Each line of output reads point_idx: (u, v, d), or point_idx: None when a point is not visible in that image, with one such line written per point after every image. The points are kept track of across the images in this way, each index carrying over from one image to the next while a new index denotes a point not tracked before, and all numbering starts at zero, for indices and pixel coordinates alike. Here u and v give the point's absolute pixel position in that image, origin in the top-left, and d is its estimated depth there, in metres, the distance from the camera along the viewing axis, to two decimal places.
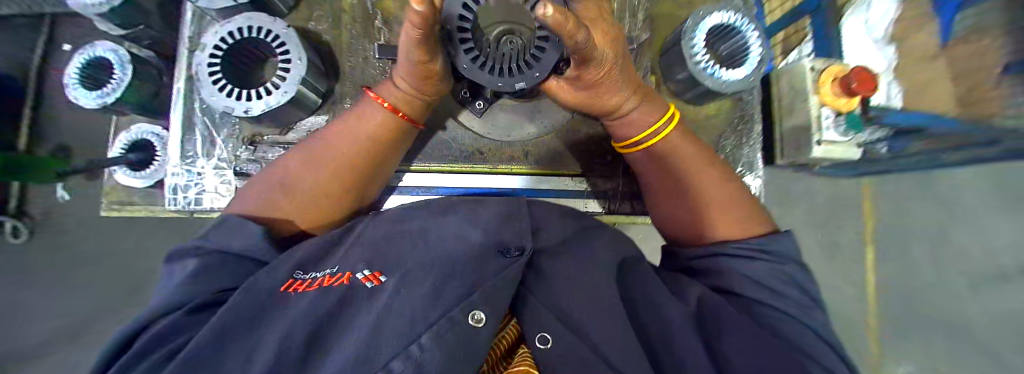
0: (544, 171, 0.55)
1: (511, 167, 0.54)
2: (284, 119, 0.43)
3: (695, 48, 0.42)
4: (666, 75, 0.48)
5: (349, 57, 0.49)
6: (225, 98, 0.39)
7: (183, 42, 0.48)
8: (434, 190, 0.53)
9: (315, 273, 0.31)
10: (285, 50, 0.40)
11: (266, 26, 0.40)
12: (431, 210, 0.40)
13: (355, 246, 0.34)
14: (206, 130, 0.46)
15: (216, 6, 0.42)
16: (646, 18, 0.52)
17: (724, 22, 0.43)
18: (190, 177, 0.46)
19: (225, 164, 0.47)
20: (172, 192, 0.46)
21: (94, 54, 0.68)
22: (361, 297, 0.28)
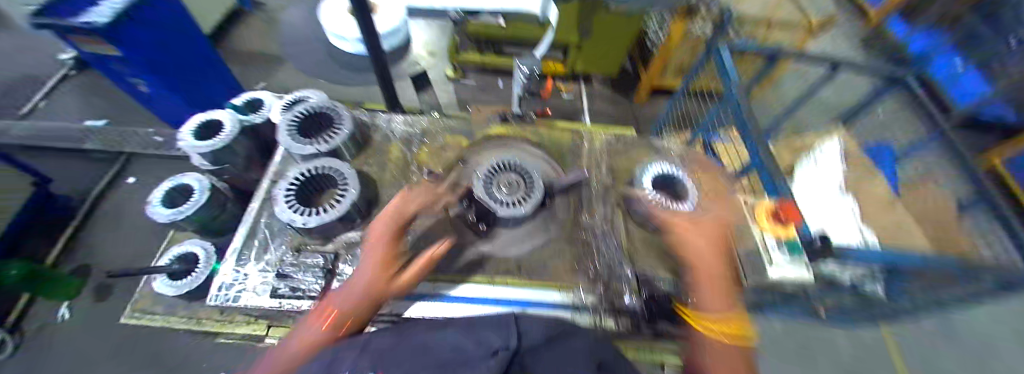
0: (539, 284, 0.57)
1: (507, 279, 0.58)
2: (329, 231, 0.55)
3: (644, 190, 0.57)
4: (629, 206, 0.62)
5: (386, 192, 0.65)
6: (289, 211, 0.52)
7: (268, 176, 0.66)
8: (441, 298, 0.56)
9: None
10: (346, 183, 0.56)
11: (335, 166, 0.58)
12: (430, 329, 0.40)
13: (365, 355, 0.35)
14: (265, 240, 0.58)
15: (301, 151, 0.61)
16: (610, 169, 0.69)
17: (664, 172, 0.60)
18: (235, 277, 0.54)
19: (269, 267, 0.55)
20: (218, 290, 0.53)
21: (180, 181, 0.86)
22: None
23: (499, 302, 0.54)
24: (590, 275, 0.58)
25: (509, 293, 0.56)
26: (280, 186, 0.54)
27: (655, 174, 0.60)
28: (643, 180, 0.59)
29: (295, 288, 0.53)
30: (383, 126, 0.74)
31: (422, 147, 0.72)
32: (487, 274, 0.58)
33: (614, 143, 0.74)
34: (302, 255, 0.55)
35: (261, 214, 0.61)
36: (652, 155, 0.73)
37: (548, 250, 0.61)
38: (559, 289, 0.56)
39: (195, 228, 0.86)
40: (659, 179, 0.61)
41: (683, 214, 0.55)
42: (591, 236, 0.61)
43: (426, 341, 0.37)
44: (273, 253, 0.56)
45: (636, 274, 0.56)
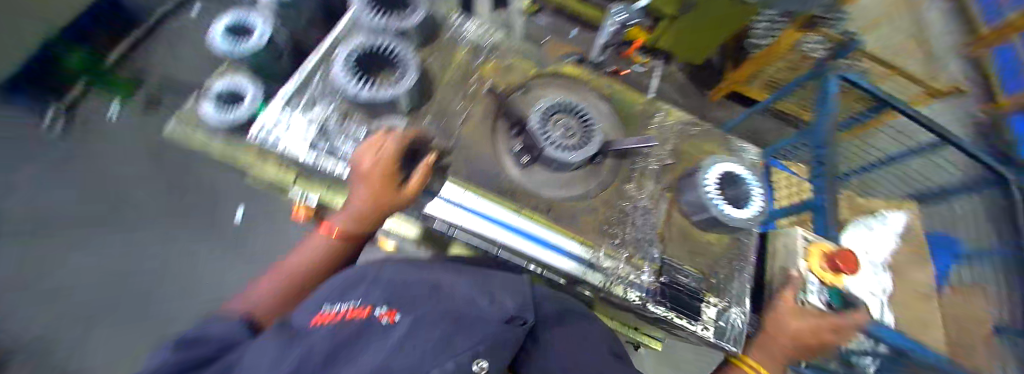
0: (563, 231, 0.54)
1: (531, 215, 0.53)
2: (378, 111, 0.54)
3: (706, 183, 0.52)
4: (680, 194, 0.57)
5: (441, 92, 0.61)
6: (348, 78, 0.51)
7: (330, 36, 0.62)
8: (461, 207, 0.51)
9: (337, 304, 0.35)
10: (406, 69, 0.53)
11: (399, 48, 0.54)
12: (450, 275, 0.44)
13: (376, 287, 0.38)
14: (313, 98, 0.57)
15: (371, 24, 0.57)
16: (674, 150, 0.64)
17: (735, 173, 0.55)
18: (279, 121, 0.54)
19: (311, 124, 0.54)
20: (259, 127, 0.53)
21: (246, 19, 0.85)
22: (378, 328, 0.29)
23: (520, 233, 0.51)
24: (614, 243, 0.55)
25: (534, 229, 0.52)
26: (345, 51, 0.52)
27: (722, 171, 0.54)
28: (708, 174, 0.53)
29: (334, 153, 0.53)
30: (455, 24, 0.68)
31: (488, 61, 0.66)
32: (514, 205, 0.54)
33: (687, 125, 0.67)
34: (348, 125, 0.55)
35: (315, 69, 0.59)
36: (723, 152, 0.66)
37: (582, 205, 0.57)
38: (580, 243, 0.53)
39: (246, 69, 0.86)
40: (726, 178, 0.55)
41: (741, 221, 0.50)
42: (631, 208, 0.57)
43: (437, 283, 0.41)
44: (317, 112, 0.55)
45: (662, 259, 0.54)
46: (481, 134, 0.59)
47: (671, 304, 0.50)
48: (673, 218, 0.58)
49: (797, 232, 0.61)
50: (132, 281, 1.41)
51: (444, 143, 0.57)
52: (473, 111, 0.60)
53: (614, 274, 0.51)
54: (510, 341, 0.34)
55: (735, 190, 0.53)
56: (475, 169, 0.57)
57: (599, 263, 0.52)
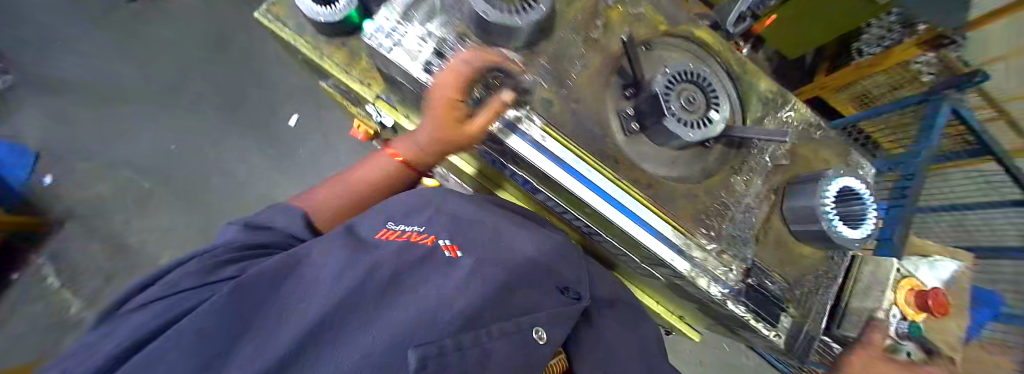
0: (654, 207, 0.51)
1: (631, 189, 0.51)
2: (500, 41, 0.48)
3: (826, 194, 0.49)
4: (787, 199, 0.54)
5: (561, 30, 0.52)
6: None
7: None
8: (562, 166, 0.49)
9: (402, 226, 0.44)
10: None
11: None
12: (516, 232, 0.48)
13: (439, 216, 0.47)
14: (432, 6, 0.49)
15: None
16: (788, 151, 0.58)
17: (853, 188, 0.50)
18: (392, 30, 0.48)
19: (429, 38, 0.49)
20: (377, 32, 0.47)
21: None
22: (442, 258, 0.37)
23: (614, 200, 0.49)
24: (700, 229, 0.53)
25: (633, 206, 0.50)
26: None
27: (848, 182, 0.50)
28: (830, 184, 0.50)
29: (442, 77, 0.47)
30: None
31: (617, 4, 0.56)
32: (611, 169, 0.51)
33: (807, 125, 0.61)
34: (460, 46, 0.49)
35: None
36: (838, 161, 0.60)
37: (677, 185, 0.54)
38: (670, 223, 0.51)
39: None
40: (848, 190, 0.51)
41: (851, 239, 0.49)
42: (729, 203, 0.55)
43: (498, 229, 0.48)
44: (429, 28, 0.49)
45: (754, 262, 0.53)
46: (593, 88, 0.53)
47: (759, 310, 0.50)
48: (768, 222, 0.56)
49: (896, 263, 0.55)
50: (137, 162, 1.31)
51: (557, 93, 0.52)
52: (592, 61, 0.53)
53: (705, 268, 0.49)
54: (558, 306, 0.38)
55: (849, 206, 0.50)
56: (580, 125, 0.52)
57: (686, 246, 0.50)
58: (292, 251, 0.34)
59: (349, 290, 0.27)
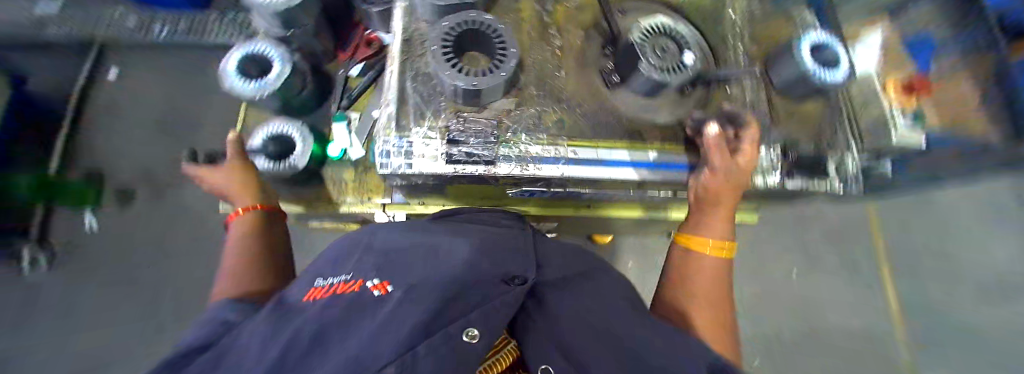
0: (678, 147, 0.62)
1: (666, 144, 0.62)
2: (487, 97, 0.56)
3: (805, 57, 0.60)
4: (790, 70, 0.63)
5: (532, 55, 0.62)
6: (457, 71, 0.52)
7: (394, 34, 0.60)
8: (603, 163, 0.58)
9: (329, 281, 0.45)
10: (504, 45, 0.54)
11: (489, 22, 0.54)
12: (449, 243, 0.51)
13: (371, 260, 0.48)
14: (417, 108, 0.57)
15: (436, 4, 0.55)
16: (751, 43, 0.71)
17: (816, 41, 0.63)
18: (399, 143, 0.55)
19: (433, 134, 0.56)
20: (384, 157, 0.54)
21: (249, 50, 0.81)
22: (368, 300, 0.36)
23: (644, 163, 0.59)
24: None
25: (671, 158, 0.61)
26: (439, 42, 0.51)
27: (812, 38, 0.61)
28: (801, 50, 0.60)
29: (471, 154, 0.56)
30: None
31: (556, 5, 0.66)
32: (632, 139, 0.61)
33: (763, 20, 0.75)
34: (466, 120, 0.57)
35: (393, 78, 0.57)
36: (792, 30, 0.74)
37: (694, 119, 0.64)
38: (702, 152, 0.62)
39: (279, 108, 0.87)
40: (817, 47, 0.63)
41: (837, 80, 0.60)
42: (742, 107, 0.65)
43: (435, 249, 0.50)
44: (431, 123, 0.56)
45: (784, 140, 0.66)
46: (586, 84, 0.63)
47: (796, 168, 0.64)
48: (776, 100, 0.69)
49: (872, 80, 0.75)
50: None
51: (561, 108, 0.61)
52: (568, 65, 0.63)
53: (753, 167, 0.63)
54: (507, 296, 0.40)
55: (820, 57, 0.62)
56: (594, 120, 0.61)
57: None
58: (224, 342, 0.35)
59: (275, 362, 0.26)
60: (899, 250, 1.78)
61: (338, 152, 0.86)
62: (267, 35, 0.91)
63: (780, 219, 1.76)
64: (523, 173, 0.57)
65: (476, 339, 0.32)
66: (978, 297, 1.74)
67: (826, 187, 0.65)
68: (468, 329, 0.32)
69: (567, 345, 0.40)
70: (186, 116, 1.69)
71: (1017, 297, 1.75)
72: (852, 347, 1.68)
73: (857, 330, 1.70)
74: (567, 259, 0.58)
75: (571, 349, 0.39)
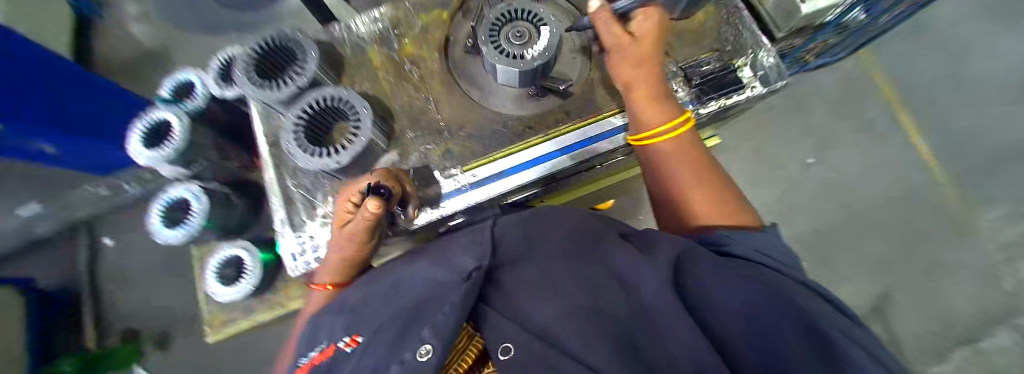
0: (588, 120, 0.60)
1: (562, 128, 0.59)
2: (365, 163, 0.54)
3: None
4: None
5: (397, 99, 0.61)
6: (315, 158, 0.50)
7: (260, 141, 0.59)
8: (505, 173, 0.57)
9: (303, 356, 0.39)
10: (355, 109, 0.52)
11: (335, 94, 0.52)
12: (412, 268, 0.45)
13: (340, 316, 0.42)
14: (305, 202, 0.56)
15: (278, 97, 0.53)
16: None
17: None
18: (301, 243, 0.55)
19: (330, 219, 0.55)
20: (293, 259, 0.55)
21: (169, 199, 0.84)
22: (341, 357, 0.34)
23: (555, 152, 0.58)
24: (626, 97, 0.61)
25: (573, 138, 0.58)
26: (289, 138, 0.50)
27: None
28: None
29: None
30: (348, 39, 0.63)
31: (402, 38, 0.64)
32: (543, 133, 0.59)
33: None
34: None
35: (272, 181, 0.56)
36: None
37: (585, 90, 0.62)
38: (608, 115, 0.60)
39: (219, 233, 0.90)
40: None
41: None
42: None
43: (396, 280, 0.45)
44: (328, 205, 0.55)
45: (682, 67, 0.61)
46: (462, 104, 0.61)
47: (705, 93, 0.59)
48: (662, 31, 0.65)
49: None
50: None
51: (445, 139, 0.59)
52: (435, 94, 0.61)
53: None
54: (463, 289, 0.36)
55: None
56: (484, 137, 0.60)
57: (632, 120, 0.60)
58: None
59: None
60: (901, 89, 1.65)
61: None
62: (174, 177, 0.91)
63: (765, 111, 1.64)
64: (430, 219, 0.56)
65: (427, 356, 0.27)
66: (999, 102, 1.62)
67: (745, 96, 0.61)
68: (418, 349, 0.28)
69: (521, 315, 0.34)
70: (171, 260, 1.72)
71: None
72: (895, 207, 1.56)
73: (893, 188, 1.58)
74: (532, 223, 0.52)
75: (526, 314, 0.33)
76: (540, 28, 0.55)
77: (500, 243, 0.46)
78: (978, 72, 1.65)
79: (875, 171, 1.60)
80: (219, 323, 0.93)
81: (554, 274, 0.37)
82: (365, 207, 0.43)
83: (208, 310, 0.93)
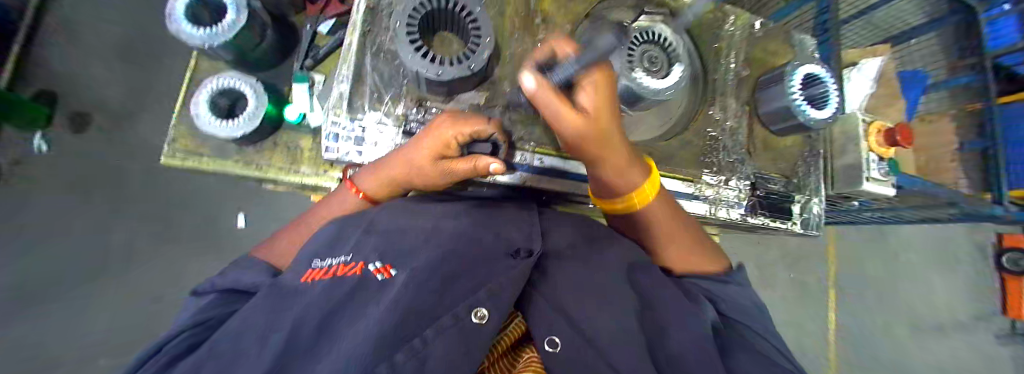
0: (661, 170, 0.61)
1: None
2: (455, 89, 0.51)
3: (792, 96, 0.60)
4: (761, 106, 0.66)
5: (509, 46, 0.58)
6: (417, 54, 0.46)
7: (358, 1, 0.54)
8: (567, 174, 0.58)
9: (324, 261, 0.38)
10: (477, 30, 0.48)
11: (463, 2, 0.47)
12: (458, 221, 0.47)
13: (370, 236, 0.41)
14: (374, 90, 0.52)
15: None
16: (746, 62, 0.69)
17: (812, 73, 0.62)
18: (354, 129, 0.52)
19: (388, 121, 0.53)
20: (332, 141, 0.51)
21: None
22: (373, 284, 0.32)
23: None
24: (701, 165, 0.63)
25: None
26: (401, 21, 0.45)
27: (805, 75, 0.61)
28: (793, 82, 0.60)
29: None
30: None
31: None
32: None
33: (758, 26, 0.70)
34: (433, 113, 0.53)
35: (352, 52, 0.52)
36: (788, 55, 0.72)
37: (668, 140, 0.63)
38: (679, 176, 0.62)
39: (234, 57, 0.79)
40: (804, 84, 0.62)
41: (820, 122, 0.60)
42: (720, 133, 0.64)
43: (437, 229, 0.45)
44: (396, 107, 0.53)
45: (755, 173, 0.65)
46: None
47: (761, 204, 0.64)
48: (755, 130, 0.68)
49: (858, 119, 0.76)
50: (171, 285, 1.48)
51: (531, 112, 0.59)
52: None
53: (718, 200, 0.62)
54: (512, 270, 0.39)
55: (809, 91, 0.62)
56: None
57: (694, 190, 0.62)
58: (222, 332, 0.30)
59: (275, 354, 0.24)
60: (847, 278, 1.91)
61: (296, 116, 0.83)
62: None
63: (747, 238, 1.80)
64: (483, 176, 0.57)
65: (483, 320, 0.30)
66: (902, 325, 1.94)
67: (786, 226, 0.66)
68: (471, 310, 0.31)
69: (570, 317, 0.39)
70: (149, 46, 1.55)
71: (928, 337, 1.96)
72: None
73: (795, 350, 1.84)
74: (575, 227, 0.54)
75: (576, 319, 0.38)
76: (675, 66, 0.54)
77: (548, 238, 0.50)
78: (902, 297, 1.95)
79: (792, 328, 1.84)
80: (184, 149, 0.83)
81: (600, 289, 0.42)
82: (483, 161, 0.41)
83: (179, 129, 0.83)
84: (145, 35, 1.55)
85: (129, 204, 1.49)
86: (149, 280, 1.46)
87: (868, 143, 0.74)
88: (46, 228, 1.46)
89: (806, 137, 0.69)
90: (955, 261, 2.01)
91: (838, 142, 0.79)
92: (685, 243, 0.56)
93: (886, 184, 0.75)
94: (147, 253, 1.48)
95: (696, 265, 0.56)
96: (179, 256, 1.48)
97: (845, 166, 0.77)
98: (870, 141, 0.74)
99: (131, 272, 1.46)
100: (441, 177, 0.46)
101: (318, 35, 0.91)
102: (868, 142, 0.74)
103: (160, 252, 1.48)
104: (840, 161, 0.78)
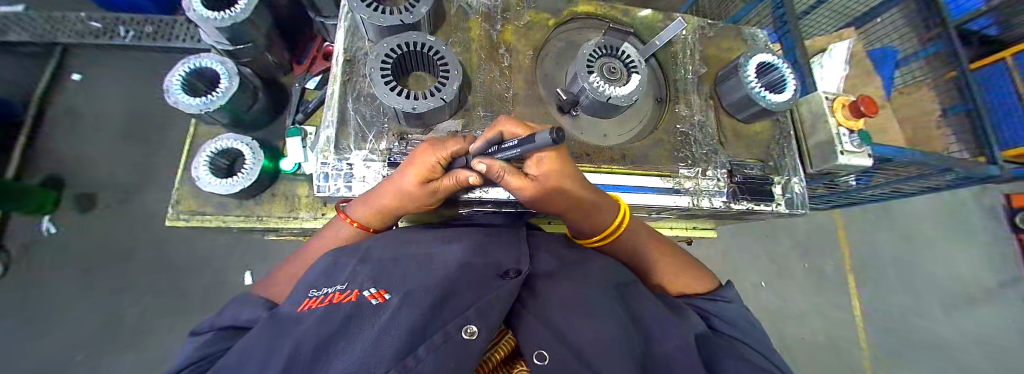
0: (639, 170, 0.64)
1: (613, 167, 0.62)
2: (432, 119, 0.55)
3: (749, 83, 0.63)
4: (724, 98, 0.70)
5: (478, 75, 0.63)
6: (391, 93, 0.50)
7: (336, 55, 0.60)
8: None
9: (321, 290, 0.40)
10: (446, 65, 0.53)
11: (429, 43, 0.52)
12: (449, 248, 0.48)
13: (364, 266, 0.43)
14: (358, 130, 0.56)
15: (376, 23, 0.52)
16: (702, 60, 0.74)
17: (765, 62, 0.65)
18: (343, 167, 0.55)
19: (374, 156, 0.56)
20: (323, 180, 0.55)
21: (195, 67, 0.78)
22: (369, 307, 0.33)
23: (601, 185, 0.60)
24: (677, 160, 0.66)
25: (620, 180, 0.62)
26: (375, 64, 0.50)
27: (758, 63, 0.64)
28: (748, 71, 0.64)
29: None
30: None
31: (506, 24, 0.66)
32: (596, 163, 0.62)
33: (709, 27, 0.76)
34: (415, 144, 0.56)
35: (335, 97, 0.56)
36: (742, 49, 0.76)
37: (641, 140, 0.67)
38: (658, 174, 0.64)
39: (229, 120, 0.84)
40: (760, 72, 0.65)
41: (781, 103, 0.62)
42: (689, 127, 0.68)
43: (430, 256, 0.46)
44: (380, 142, 0.56)
45: (731, 161, 0.67)
46: (535, 106, 0.65)
47: (742, 191, 0.65)
48: (722, 121, 0.71)
49: (822, 96, 0.79)
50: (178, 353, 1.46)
51: None
52: (515, 86, 0.64)
53: (700, 190, 0.64)
54: (502, 290, 0.40)
55: (766, 78, 0.65)
56: None
57: (674, 185, 0.64)
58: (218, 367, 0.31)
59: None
60: (862, 258, 1.86)
61: (291, 166, 0.87)
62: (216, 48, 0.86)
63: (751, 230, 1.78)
64: (470, 196, 0.60)
65: (474, 336, 0.31)
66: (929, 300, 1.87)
67: (772, 208, 0.67)
68: (463, 327, 0.32)
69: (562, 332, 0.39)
70: (150, 121, 1.63)
71: (959, 309, 1.88)
72: (818, 357, 1.74)
73: (824, 340, 1.76)
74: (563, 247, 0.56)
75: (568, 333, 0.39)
76: (635, 72, 0.58)
77: (538, 259, 0.52)
78: (922, 270, 1.90)
79: (814, 316, 1.78)
80: (187, 210, 0.86)
81: (592, 302, 0.43)
82: (462, 174, 0.45)
83: (181, 192, 0.87)
84: (145, 112, 1.64)
85: (134, 275, 1.50)
86: (154, 351, 1.44)
87: (836, 118, 0.77)
88: (51, 310, 1.46)
89: (774, 121, 0.72)
90: (968, 227, 1.97)
91: (807, 122, 0.82)
92: (673, 266, 0.64)
93: (864, 155, 0.77)
94: (153, 322, 1.47)
95: (687, 286, 0.62)
96: (185, 321, 1.48)
97: (820, 145, 0.79)
98: (838, 116, 0.77)
99: (138, 345, 1.45)
100: (430, 197, 0.49)
101: (306, 90, 0.98)
102: (835, 116, 0.77)
103: (165, 319, 1.48)
104: (813, 140, 0.80)
